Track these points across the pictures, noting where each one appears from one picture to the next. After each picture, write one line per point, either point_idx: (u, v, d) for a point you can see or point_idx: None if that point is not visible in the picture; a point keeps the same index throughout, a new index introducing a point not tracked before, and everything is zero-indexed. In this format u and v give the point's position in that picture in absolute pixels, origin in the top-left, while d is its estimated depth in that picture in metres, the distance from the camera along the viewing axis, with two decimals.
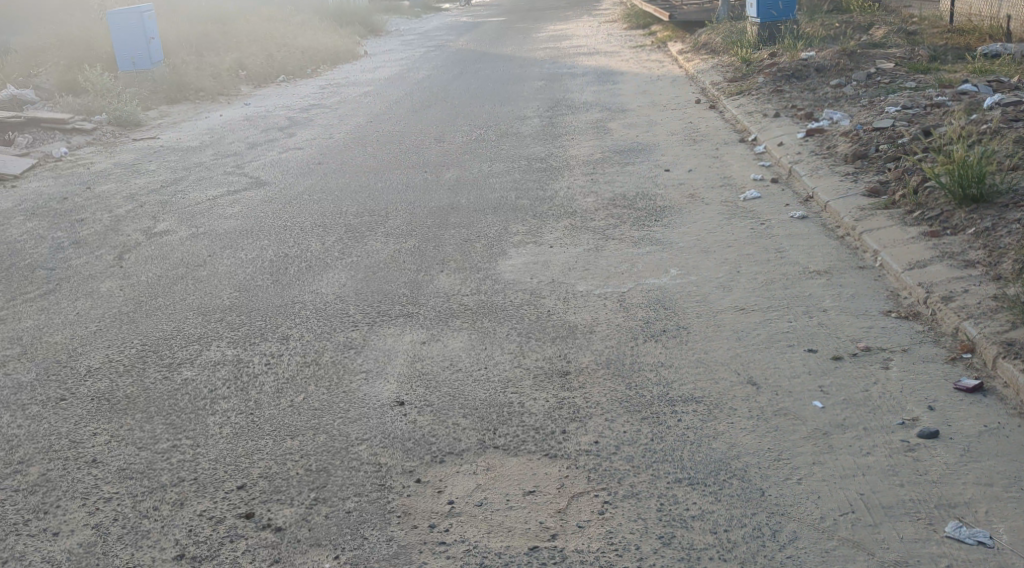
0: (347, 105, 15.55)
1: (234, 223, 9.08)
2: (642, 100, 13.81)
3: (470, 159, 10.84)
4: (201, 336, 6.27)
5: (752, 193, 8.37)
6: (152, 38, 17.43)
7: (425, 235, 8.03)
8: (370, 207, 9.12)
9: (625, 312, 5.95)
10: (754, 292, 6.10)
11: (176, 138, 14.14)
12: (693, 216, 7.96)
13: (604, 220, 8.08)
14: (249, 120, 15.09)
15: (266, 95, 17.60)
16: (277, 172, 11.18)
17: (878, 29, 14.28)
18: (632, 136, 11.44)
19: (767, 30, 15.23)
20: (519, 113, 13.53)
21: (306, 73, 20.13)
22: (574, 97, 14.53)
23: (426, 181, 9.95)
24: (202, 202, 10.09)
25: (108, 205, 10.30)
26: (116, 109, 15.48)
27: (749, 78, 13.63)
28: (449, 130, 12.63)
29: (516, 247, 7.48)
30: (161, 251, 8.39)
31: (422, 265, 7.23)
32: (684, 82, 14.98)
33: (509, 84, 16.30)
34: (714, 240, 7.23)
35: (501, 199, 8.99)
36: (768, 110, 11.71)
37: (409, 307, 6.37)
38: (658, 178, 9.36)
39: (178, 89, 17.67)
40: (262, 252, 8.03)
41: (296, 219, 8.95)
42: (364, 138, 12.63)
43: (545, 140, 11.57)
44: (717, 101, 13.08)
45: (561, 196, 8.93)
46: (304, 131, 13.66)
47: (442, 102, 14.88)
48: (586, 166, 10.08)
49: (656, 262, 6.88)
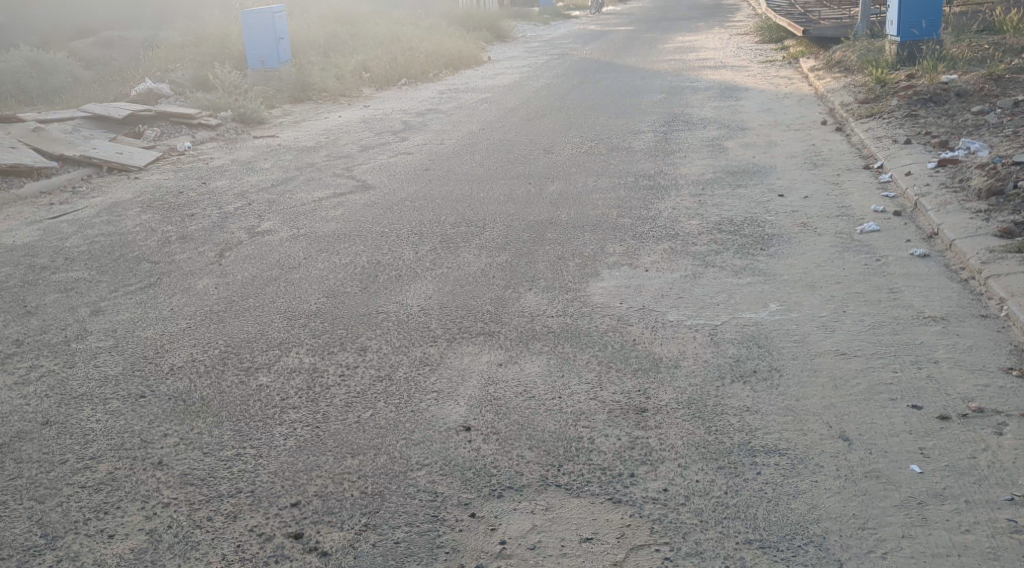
0: (463, 112, 15.52)
1: (334, 226, 9.07)
2: (763, 120, 13.33)
3: (577, 173, 10.61)
4: (283, 341, 6.16)
5: (871, 226, 7.91)
6: (282, 39, 17.86)
7: (519, 250, 7.85)
8: (469, 217, 8.99)
9: (717, 347, 5.63)
10: (858, 336, 5.70)
11: (294, 137, 14.31)
12: (803, 247, 7.55)
13: (707, 245, 7.75)
14: (366, 122, 15.20)
15: (386, 98, 17.72)
16: (385, 176, 11.16)
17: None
18: (748, 157, 11.02)
19: (907, 50, 14.56)
20: (634, 127, 13.23)
21: (428, 77, 20.24)
22: (693, 113, 14.14)
23: (529, 193, 9.77)
24: (307, 203, 10.13)
25: (219, 202, 10.44)
26: (241, 106, 15.80)
27: (880, 101, 13.02)
28: (560, 141, 12.43)
29: (611, 269, 7.23)
30: (260, 250, 8.42)
31: (511, 282, 7.05)
32: (809, 103, 14.42)
33: (628, 97, 15.99)
34: (822, 275, 6.83)
35: (602, 217, 8.73)
36: (895, 137, 11.13)
37: (491, 326, 6.19)
38: (770, 203, 8.95)
39: (303, 89, 17.96)
40: (356, 257, 7.98)
41: (394, 226, 8.88)
42: (475, 146, 12.53)
43: (656, 157, 11.25)
44: (843, 125, 12.52)
45: (665, 217, 8.62)
46: (416, 136, 13.66)
47: (558, 112, 14.69)
48: (696, 186, 9.73)
49: (756, 294, 6.52)
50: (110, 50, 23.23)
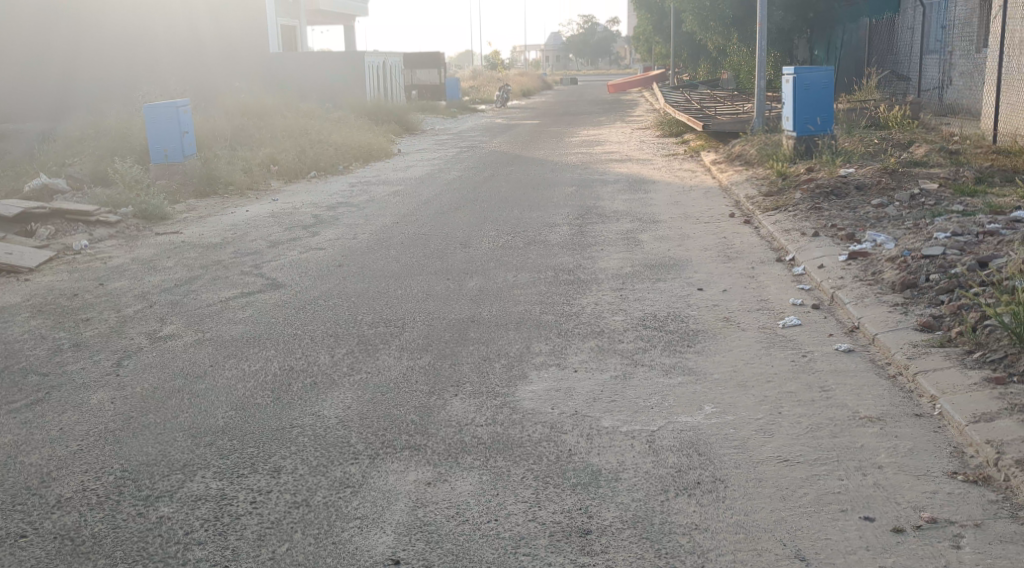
0: (374, 204, 15.23)
1: (242, 329, 8.59)
2: (676, 211, 13.36)
3: (495, 267, 10.37)
4: (187, 462, 5.73)
5: (794, 319, 7.81)
6: (185, 132, 17.26)
7: (441, 351, 7.49)
8: (386, 316, 8.62)
9: (653, 456, 5.34)
10: (798, 439, 5.47)
11: (198, 233, 13.81)
12: (729, 343, 7.39)
13: (634, 342, 7.53)
14: (273, 216, 14.79)
15: (294, 192, 17.35)
16: (296, 273, 10.74)
17: (923, 145, 13.81)
18: (665, 249, 10.95)
19: (805, 143, 14.87)
20: (549, 219, 13.11)
21: (336, 169, 19.94)
22: (606, 205, 14.11)
23: (448, 290, 9.46)
24: (213, 303, 9.64)
25: (118, 304, 9.88)
26: (141, 202, 15.26)
27: (785, 193, 13.19)
28: (476, 235, 12.21)
29: (538, 369, 6.93)
30: (163, 358, 7.90)
31: (435, 387, 6.67)
32: (718, 194, 14.55)
33: (541, 188, 15.93)
34: (753, 373, 6.64)
35: (524, 313, 8.47)
36: (807, 228, 11.21)
37: (417, 438, 5.79)
38: (691, 297, 8.82)
39: (206, 182, 17.48)
40: (267, 363, 7.52)
41: (308, 327, 8.45)
42: (388, 240, 12.21)
43: (573, 250, 11.10)
44: (752, 216, 12.62)
45: (588, 314, 8.40)
46: (326, 230, 13.28)
47: (471, 205, 14.51)
48: (616, 280, 9.56)
49: (690, 394, 6.28)
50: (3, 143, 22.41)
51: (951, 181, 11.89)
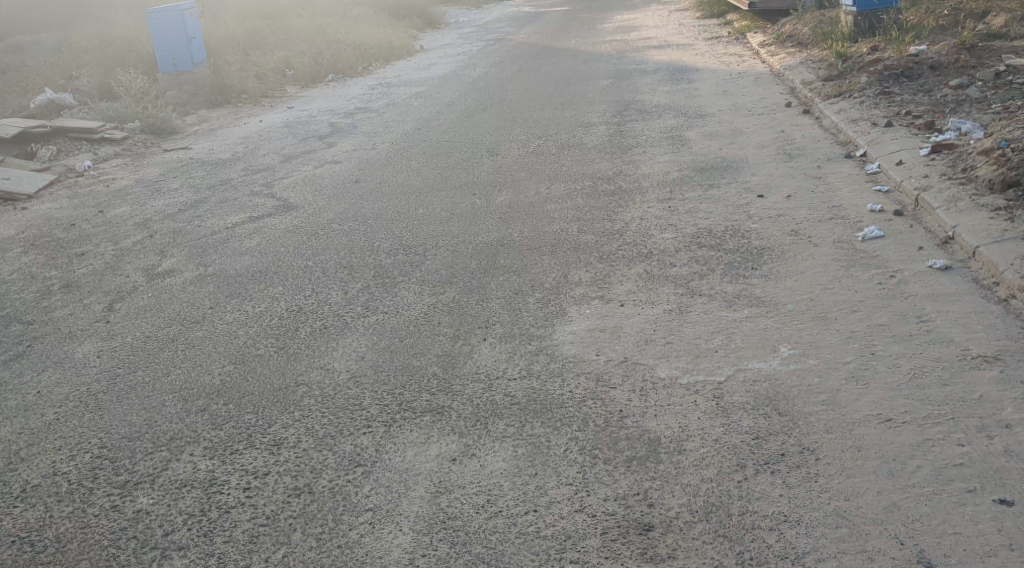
0: (395, 109, 14.22)
1: (248, 261, 7.71)
2: (725, 103, 12.16)
3: (525, 177, 9.39)
4: (172, 434, 4.89)
5: (874, 231, 6.78)
6: (192, 38, 16.16)
7: (466, 285, 6.63)
8: (406, 243, 7.73)
9: (723, 418, 4.46)
10: (900, 389, 4.57)
11: (208, 148, 12.88)
12: (802, 263, 6.40)
13: (689, 267, 6.55)
14: (287, 126, 13.81)
15: (312, 97, 16.34)
16: (309, 192, 9.83)
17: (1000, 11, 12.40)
18: (716, 148, 9.86)
19: (865, 21, 13.52)
20: (584, 118, 11.99)
21: (356, 70, 18.82)
22: (646, 99, 12.93)
23: (475, 207, 8.53)
24: (218, 231, 8.74)
25: (117, 234, 8.98)
26: (149, 116, 14.28)
27: (849, 78, 11.92)
28: (504, 140, 11.18)
29: (578, 305, 6.05)
30: (159, 298, 7.03)
31: (460, 330, 5.84)
32: (769, 81, 13.30)
33: (574, 83, 14.74)
34: (833, 302, 5.69)
35: (560, 234, 7.52)
36: (876, 118, 10.04)
37: (440, 399, 4.91)
38: (751, 206, 7.78)
39: (220, 92, 16.43)
40: (273, 303, 6.64)
41: (319, 257, 7.57)
42: (410, 149, 11.26)
43: (613, 154, 10.03)
44: (811, 105, 11.42)
45: (633, 230, 7.43)
46: (344, 140, 12.32)
47: (499, 106, 13.45)
48: (664, 188, 8.53)
49: (761, 332, 5.34)
50: (8, 58, 21.28)
51: None
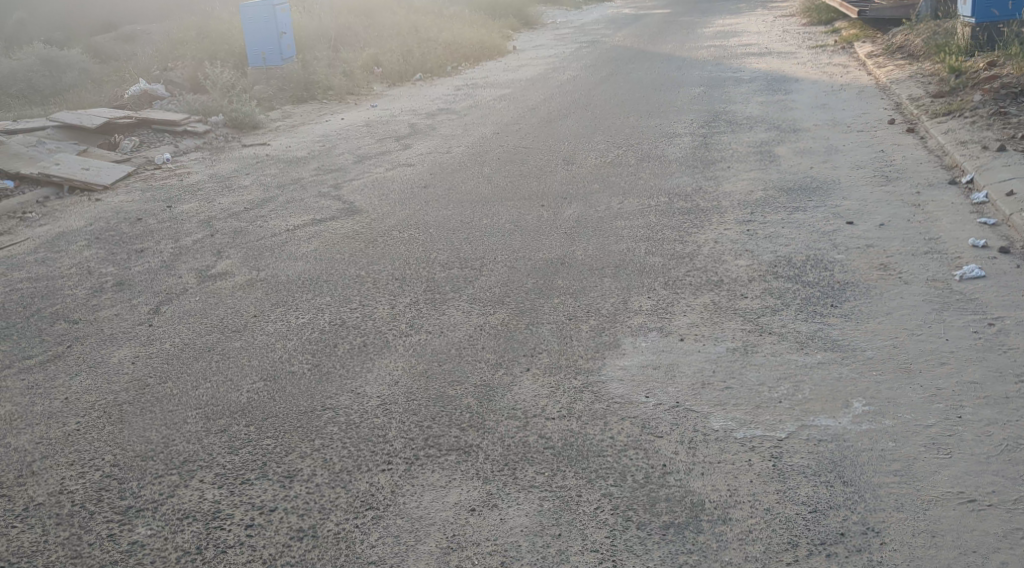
0: (478, 111, 13.92)
1: (301, 267, 7.44)
2: (820, 118, 11.50)
3: (598, 190, 8.95)
4: (186, 456, 4.61)
5: (974, 270, 6.21)
6: (283, 33, 16.11)
7: (519, 305, 6.23)
8: (464, 255, 7.37)
9: (779, 483, 4.12)
10: (988, 463, 4.15)
11: (286, 145, 12.74)
12: (888, 306, 5.86)
13: (761, 300, 6.05)
14: (367, 125, 13.62)
15: (398, 96, 16.18)
16: (376, 195, 9.55)
17: None
18: (806, 167, 9.26)
19: (985, 33, 12.67)
20: (669, 129, 11.46)
21: (446, 70, 18.60)
22: (737, 110, 12.33)
23: (541, 220, 8.13)
24: (278, 233, 8.50)
25: (179, 231, 8.80)
26: (233, 109, 14.22)
27: (958, 96, 11.15)
28: (583, 148, 10.75)
29: (635, 337, 5.61)
30: (205, 303, 6.76)
31: (504, 357, 5.45)
32: (869, 96, 12.57)
33: (664, 90, 14.21)
34: (919, 351, 5.16)
35: (627, 254, 7.07)
36: (985, 141, 9.31)
37: (469, 436, 4.57)
38: (837, 234, 7.21)
39: (307, 88, 16.35)
40: (317, 315, 6.33)
41: (373, 267, 7.26)
42: (486, 154, 10.93)
43: (694, 168, 9.51)
44: (914, 125, 10.70)
45: (705, 254, 6.94)
46: (421, 142, 12.05)
47: (583, 111, 13.02)
48: (744, 209, 7.99)
49: (833, 382, 4.83)
50: (107, 47, 21.56)
51: None
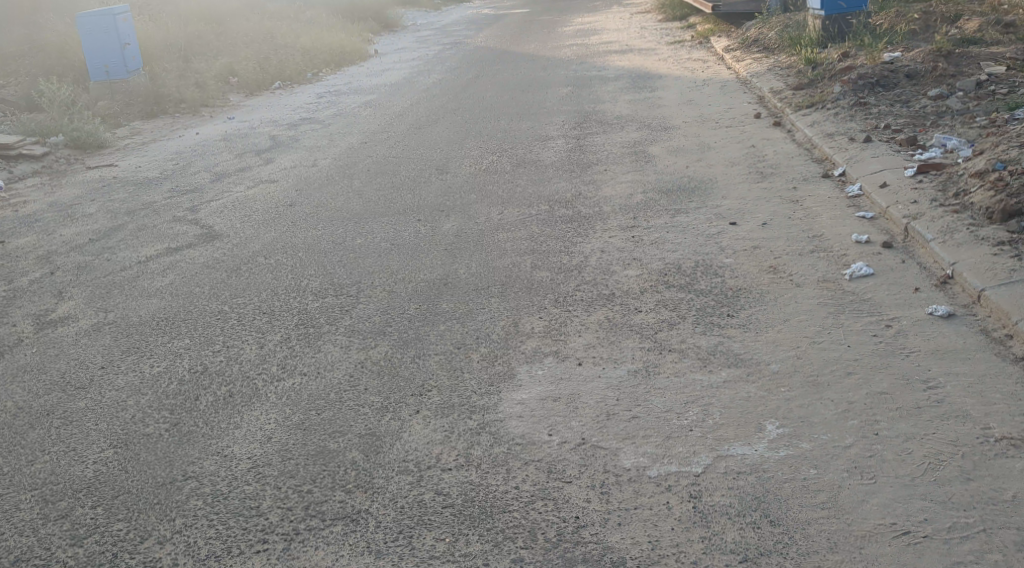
0: (342, 119, 13.34)
1: (155, 304, 6.77)
2: (691, 114, 11.36)
3: (474, 200, 8.52)
4: (19, 553, 4.23)
5: (864, 268, 6.06)
6: (128, 45, 15.06)
7: (403, 336, 5.73)
8: (337, 281, 6.83)
9: (703, 528, 3.88)
10: (915, 487, 3.97)
11: (134, 166, 11.91)
12: (785, 313, 5.62)
13: (655, 314, 5.73)
14: (224, 140, 12.88)
15: (257, 106, 15.43)
16: (237, 217, 8.90)
17: (969, 19, 11.63)
18: (683, 166, 9.05)
19: (834, 25, 12.76)
20: (542, 131, 11.13)
21: (305, 77, 17.88)
22: (608, 109, 12.09)
23: (417, 236, 7.66)
24: (129, 265, 7.78)
25: (15, 270, 7.97)
26: (75, 128, 13.24)
27: (820, 87, 11.17)
28: (456, 156, 10.31)
29: (529, 364, 5.19)
30: (45, 356, 6.07)
31: (391, 398, 4.95)
32: (735, 89, 12.51)
33: (532, 92, 13.90)
34: (822, 361, 4.92)
35: (512, 270, 6.66)
36: (854, 132, 9.28)
37: (357, 500, 4.19)
38: (723, 236, 6.97)
39: (158, 102, 15.41)
40: (175, 361, 5.71)
41: (237, 301, 6.66)
42: (354, 166, 10.39)
43: (571, 172, 9.18)
44: (780, 117, 10.65)
45: (592, 265, 6.59)
46: (283, 156, 11.42)
47: (452, 116, 12.60)
48: (626, 214, 7.69)
49: (743, 403, 4.54)
50: None
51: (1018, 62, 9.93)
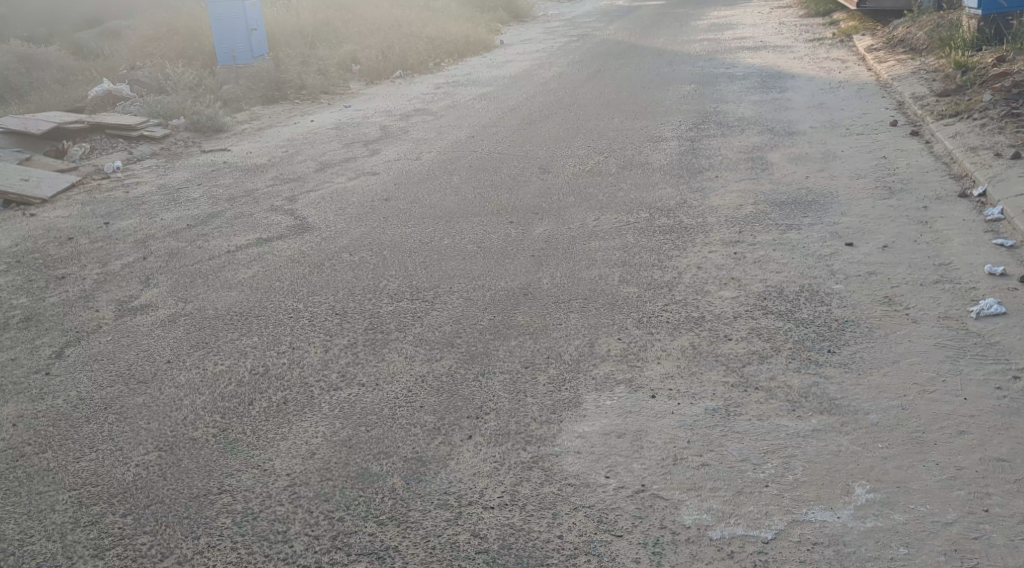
0: (455, 111, 13.08)
1: (232, 298, 6.52)
2: (817, 119, 10.63)
3: (573, 204, 8.09)
4: (42, 560, 4.11)
5: (993, 305, 5.38)
6: (254, 30, 15.11)
7: (471, 350, 5.35)
8: (416, 284, 6.50)
9: None
10: None
11: (247, 152, 11.87)
12: (894, 352, 5.03)
13: (747, 344, 5.21)
14: (337, 128, 12.77)
15: (375, 94, 15.34)
16: (332, 210, 8.69)
17: None
18: (801, 176, 8.40)
19: (991, 26, 11.73)
20: (656, 132, 10.59)
21: (427, 66, 17.72)
22: (729, 111, 11.45)
23: (507, 239, 7.28)
24: (216, 254, 7.60)
25: (109, 253, 7.91)
26: (195, 112, 13.33)
27: (966, 95, 10.28)
28: (562, 155, 9.89)
29: (599, 392, 4.78)
30: (115, 346, 5.86)
31: (446, 419, 4.63)
32: (869, 94, 11.69)
33: (653, 89, 13.33)
34: (925, 425, 4.41)
35: (599, 283, 6.22)
36: (996, 147, 8.47)
37: (386, 535, 4.03)
38: (834, 258, 6.36)
39: (279, 88, 15.47)
40: (239, 361, 5.41)
41: (312, 299, 6.35)
42: (458, 161, 10.08)
43: (679, 178, 8.64)
44: (917, 127, 9.85)
45: (687, 283, 6.10)
46: (390, 147, 11.21)
47: (567, 112, 12.16)
48: (732, 227, 7.14)
49: (831, 458, 4.22)
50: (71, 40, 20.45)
51: None
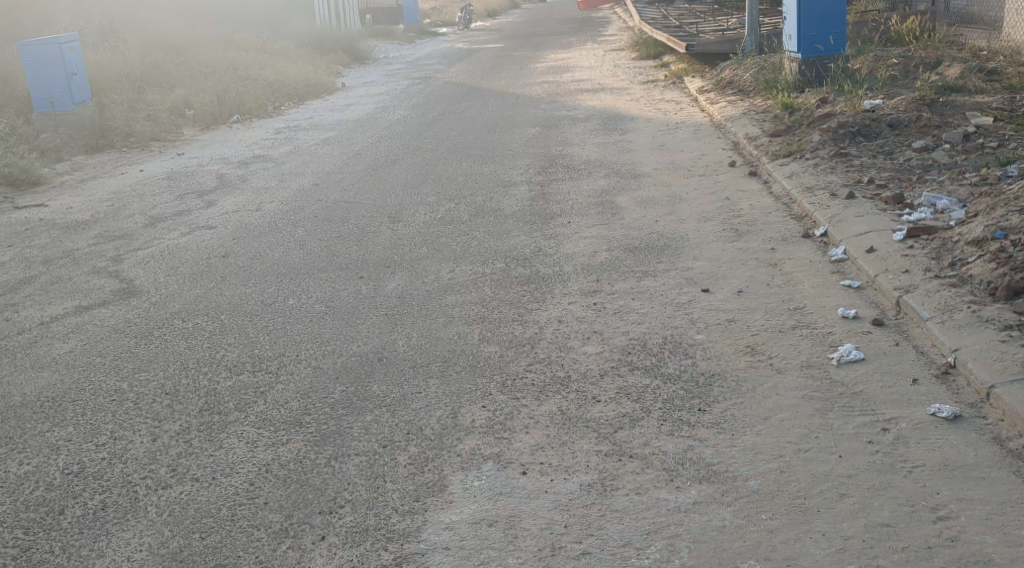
0: (297, 157, 12.53)
1: (46, 379, 5.82)
2: (663, 160, 10.62)
3: (425, 255, 7.71)
4: None
5: (853, 352, 5.29)
6: (74, 74, 14.22)
7: (321, 430, 4.87)
8: (258, 353, 5.97)
9: None
10: None
11: (68, 207, 10.98)
12: (765, 408, 4.83)
13: (615, 406, 4.92)
14: (168, 178, 12.01)
15: (210, 141, 14.62)
16: (162, 270, 8.01)
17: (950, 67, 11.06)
18: (652, 220, 8.28)
19: (811, 69, 12.03)
20: (506, 177, 10.36)
21: (263, 109, 17.05)
22: (575, 154, 11.34)
23: (356, 297, 6.83)
24: (27, 327, 6.84)
25: None
26: (7, 164, 12.30)
27: (797, 134, 10.45)
28: (410, 202, 9.51)
29: (465, 473, 4.42)
30: None
31: (293, 518, 4.22)
32: (709, 134, 11.81)
33: (497, 132, 13.15)
34: (808, 490, 4.22)
35: (456, 342, 5.85)
36: (834, 185, 8.57)
37: None
38: (693, 306, 6.19)
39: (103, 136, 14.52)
40: (49, 460, 4.79)
41: (139, 376, 5.73)
42: (301, 211, 9.55)
43: (531, 225, 8.38)
44: (757, 167, 9.94)
45: (547, 340, 5.80)
46: (228, 198, 10.56)
47: (413, 157, 11.80)
48: (590, 276, 6.91)
49: (716, 538, 3.98)
50: None
51: (1006, 114, 9.28)
